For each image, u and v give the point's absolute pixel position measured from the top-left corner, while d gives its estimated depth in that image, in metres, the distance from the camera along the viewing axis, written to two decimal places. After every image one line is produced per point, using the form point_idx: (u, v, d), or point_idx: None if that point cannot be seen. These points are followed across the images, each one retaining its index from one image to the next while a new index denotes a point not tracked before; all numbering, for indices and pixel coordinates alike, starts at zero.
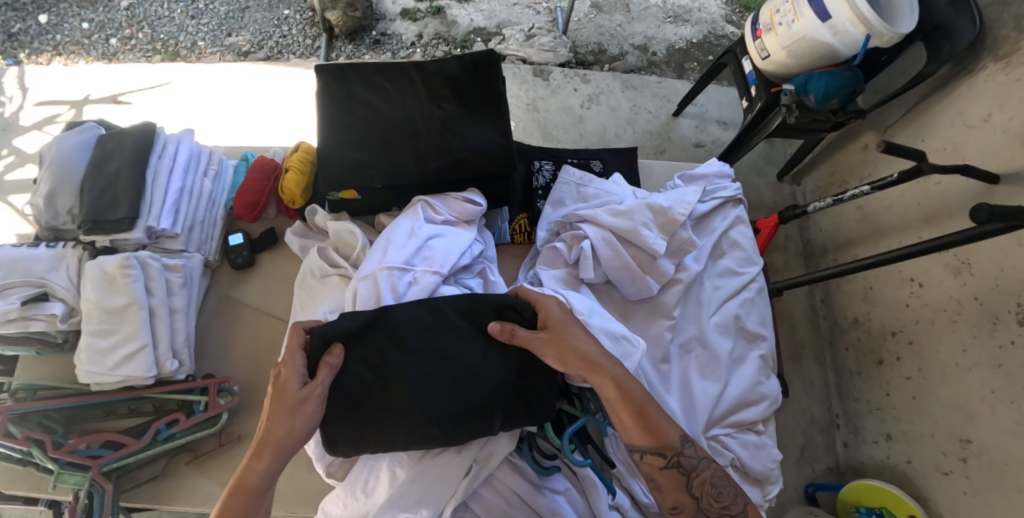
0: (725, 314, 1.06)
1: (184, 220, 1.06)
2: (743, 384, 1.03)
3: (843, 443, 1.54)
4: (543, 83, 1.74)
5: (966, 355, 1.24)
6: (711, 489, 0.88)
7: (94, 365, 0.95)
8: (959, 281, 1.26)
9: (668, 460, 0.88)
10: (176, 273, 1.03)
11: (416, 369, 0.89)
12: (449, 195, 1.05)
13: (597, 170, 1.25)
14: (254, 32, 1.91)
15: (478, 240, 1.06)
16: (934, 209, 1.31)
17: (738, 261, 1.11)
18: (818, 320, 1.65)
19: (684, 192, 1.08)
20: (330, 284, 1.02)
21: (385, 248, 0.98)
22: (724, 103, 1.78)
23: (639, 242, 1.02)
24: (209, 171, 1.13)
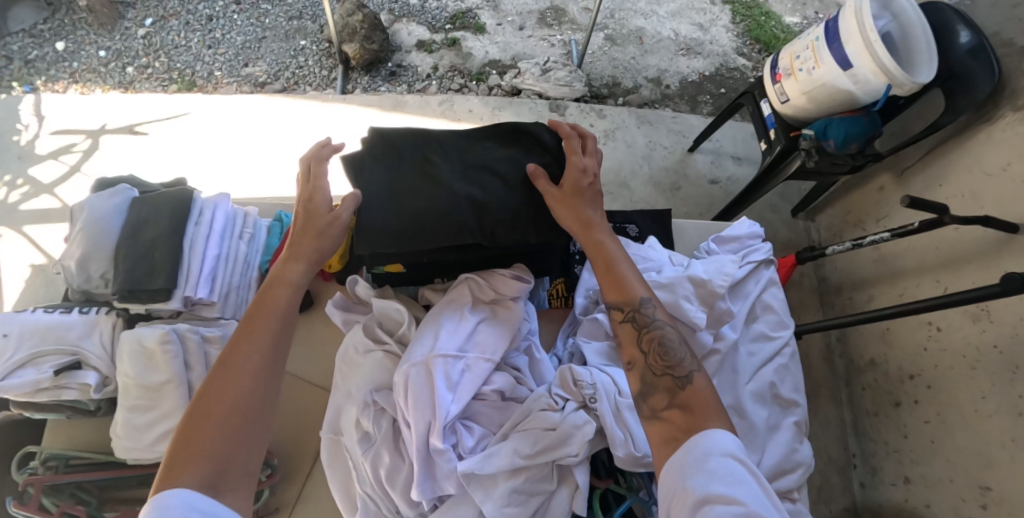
0: (762, 381, 0.96)
1: (221, 287, 1.04)
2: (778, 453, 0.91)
3: (860, 483, 1.52)
4: (559, 118, 1.77)
5: (986, 402, 1.21)
6: (659, 348, 0.84)
7: (132, 441, 0.93)
8: (978, 327, 1.25)
9: (624, 313, 0.86)
10: (216, 345, 1.00)
11: (449, 168, 0.95)
12: (498, 272, 0.95)
13: (632, 234, 1.16)
14: (271, 63, 1.93)
15: (526, 315, 0.96)
16: (952, 253, 1.29)
17: (772, 325, 1.02)
18: (833, 360, 1.67)
19: (722, 261, 1.01)
20: (373, 362, 0.92)
21: (437, 332, 0.89)
22: (739, 137, 1.79)
23: (680, 315, 0.95)
24: (244, 233, 1.11)
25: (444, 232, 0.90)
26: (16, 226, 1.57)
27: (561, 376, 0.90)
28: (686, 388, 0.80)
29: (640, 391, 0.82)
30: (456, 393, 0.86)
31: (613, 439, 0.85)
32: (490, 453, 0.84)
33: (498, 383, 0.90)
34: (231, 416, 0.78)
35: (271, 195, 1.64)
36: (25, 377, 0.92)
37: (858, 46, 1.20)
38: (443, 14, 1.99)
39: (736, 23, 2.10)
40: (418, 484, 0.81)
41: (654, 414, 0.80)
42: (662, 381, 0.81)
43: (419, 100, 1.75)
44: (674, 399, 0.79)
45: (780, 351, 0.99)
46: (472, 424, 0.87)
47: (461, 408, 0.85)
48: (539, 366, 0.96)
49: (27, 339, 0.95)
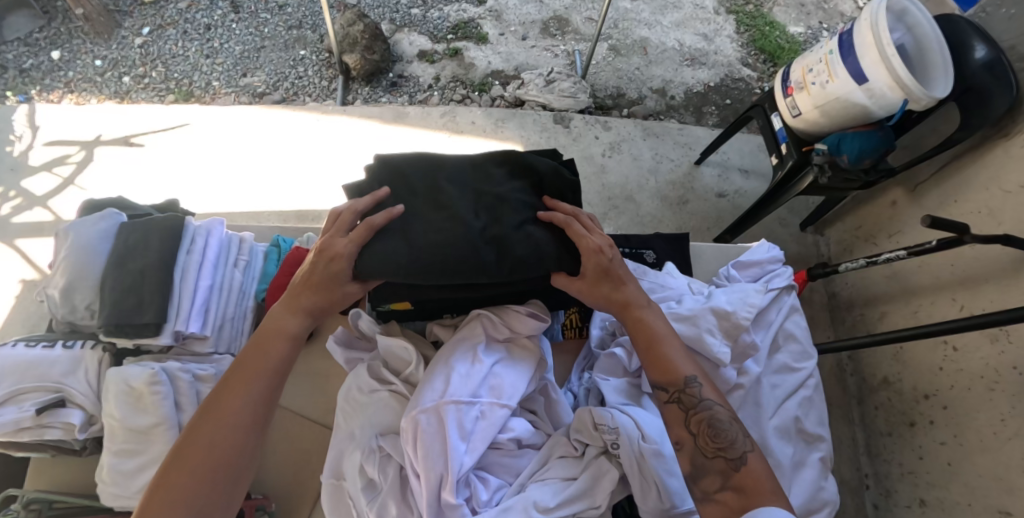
0: (785, 416, 0.93)
1: (214, 320, 1.00)
2: (804, 492, 0.88)
3: (873, 505, 1.47)
4: (564, 130, 1.73)
5: (1006, 425, 1.17)
6: (709, 429, 0.80)
7: (118, 488, 0.89)
8: (996, 348, 1.21)
9: (669, 394, 0.83)
10: (208, 384, 0.96)
11: (459, 196, 0.91)
12: (512, 309, 0.91)
13: (648, 261, 1.13)
14: (270, 73, 1.89)
15: (543, 354, 0.92)
16: (969, 272, 1.25)
17: (794, 356, 0.98)
18: (845, 378, 1.63)
19: (745, 290, 0.98)
20: (380, 404, 0.89)
21: (448, 377, 0.84)
22: (747, 150, 1.76)
23: (703, 351, 0.91)
24: (239, 261, 1.07)
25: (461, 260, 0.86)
26: (9, 240, 1.52)
27: (580, 419, 0.85)
28: (741, 468, 0.77)
29: (690, 473, 0.79)
30: (470, 443, 0.81)
31: (637, 489, 0.81)
32: (506, 507, 0.78)
33: (513, 430, 0.85)
34: (211, 469, 0.77)
35: (269, 208, 1.60)
36: (6, 416, 0.87)
37: (874, 60, 1.17)
38: (445, 24, 1.97)
39: (741, 34, 2.08)
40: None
41: (707, 496, 0.78)
42: (715, 464, 0.78)
43: (421, 112, 1.72)
44: (728, 480, 0.77)
45: (803, 383, 0.96)
46: (486, 474, 0.83)
47: (475, 459, 0.80)
48: (556, 405, 0.91)
49: (7, 377, 0.90)
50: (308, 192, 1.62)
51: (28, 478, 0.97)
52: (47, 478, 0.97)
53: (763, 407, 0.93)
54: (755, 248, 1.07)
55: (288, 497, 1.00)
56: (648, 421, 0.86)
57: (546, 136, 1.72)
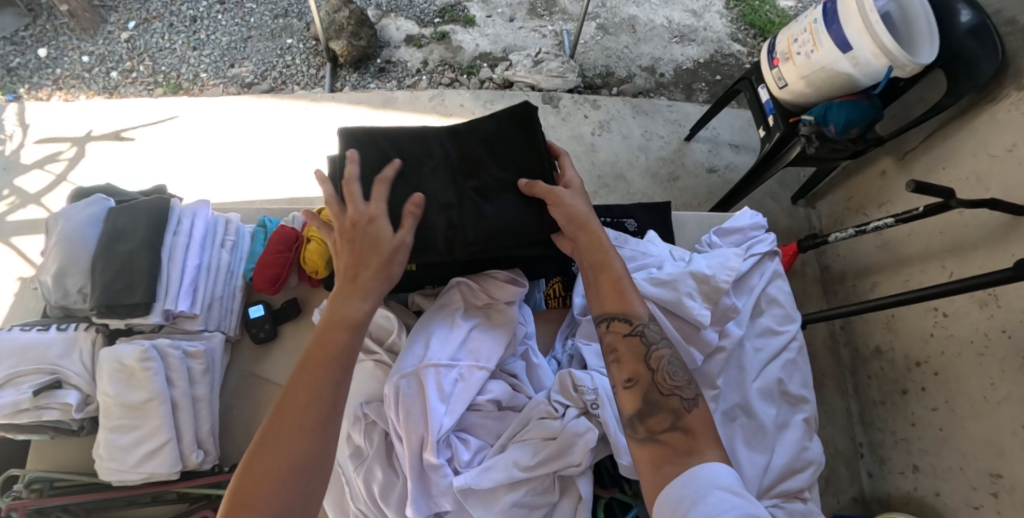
0: (769, 378, 0.93)
1: (204, 299, 1.01)
2: (789, 453, 0.88)
3: (868, 473, 1.47)
4: (553, 110, 1.72)
5: (996, 388, 1.18)
6: (667, 367, 0.80)
7: (115, 462, 0.91)
8: (985, 313, 1.22)
9: (633, 327, 0.82)
10: (198, 360, 0.97)
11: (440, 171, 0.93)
12: (491, 277, 0.93)
13: (630, 229, 1.13)
14: (257, 63, 1.88)
15: (521, 320, 0.94)
16: (958, 239, 1.26)
17: (777, 319, 0.99)
18: (839, 349, 1.63)
19: (725, 255, 0.98)
20: (363, 372, 0.90)
21: (429, 342, 0.87)
22: (737, 126, 1.77)
23: (683, 314, 0.92)
24: (226, 242, 1.08)
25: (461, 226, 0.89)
26: (3, 238, 1.52)
27: (560, 382, 0.86)
28: (692, 411, 0.76)
29: (639, 411, 0.77)
30: (450, 405, 0.83)
31: (617, 445, 0.81)
32: (487, 466, 0.80)
33: (491, 391, 0.87)
34: (295, 464, 0.71)
35: (259, 198, 1.60)
36: (4, 399, 0.88)
37: (858, 29, 1.17)
38: (432, 8, 1.95)
39: (730, 9, 2.06)
40: (412, 501, 0.79)
41: (652, 437, 0.75)
42: (670, 402, 0.77)
43: (409, 97, 1.72)
44: (678, 421, 0.75)
45: (788, 346, 0.97)
46: (466, 434, 0.84)
47: (454, 420, 0.82)
48: (536, 370, 0.93)
49: (5, 360, 0.92)
50: (303, 182, 1.63)
51: (30, 460, 0.98)
52: (49, 461, 0.98)
53: (747, 370, 0.94)
54: (736, 216, 1.07)
55: None
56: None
57: None
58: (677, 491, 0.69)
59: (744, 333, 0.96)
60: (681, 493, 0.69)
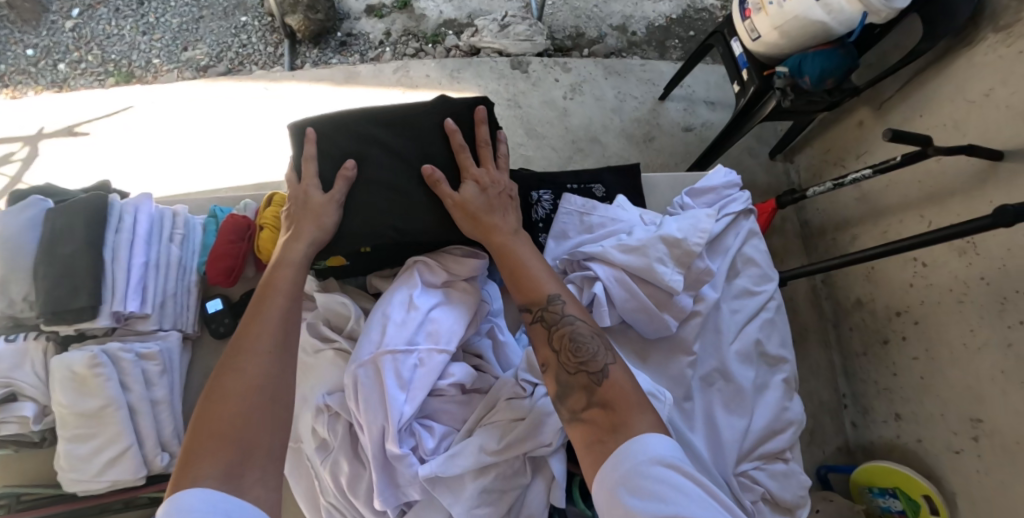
0: (746, 339, 0.92)
1: (155, 298, 0.97)
2: (769, 414, 0.88)
3: (852, 423, 1.49)
4: (522, 75, 1.67)
5: (975, 335, 1.19)
6: (571, 344, 0.80)
7: (77, 472, 0.89)
8: (964, 261, 1.21)
9: (532, 314, 0.83)
10: (153, 362, 0.93)
11: (394, 161, 0.92)
12: (449, 252, 0.93)
13: (598, 195, 1.08)
14: (211, 44, 1.77)
15: (485, 297, 0.93)
16: (936, 188, 1.25)
17: (753, 279, 0.98)
18: (821, 302, 1.62)
19: (696, 216, 0.94)
20: (324, 361, 0.88)
21: (384, 327, 0.84)
22: (711, 82, 1.73)
23: (655, 280, 0.89)
24: (174, 236, 1.02)
25: (414, 211, 0.91)
26: None
27: (528, 360, 0.85)
28: (604, 383, 0.76)
29: (556, 393, 0.78)
30: (410, 392, 0.80)
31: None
32: (454, 453, 0.78)
33: (455, 374, 0.84)
34: (247, 394, 0.75)
35: (224, 186, 1.54)
36: None
37: None
38: None
39: None
40: (379, 494, 0.78)
41: (574, 417, 0.76)
42: (577, 379, 0.77)
43: (373, 70, 1.66)
44: (594, 397, 0.76)
45: (764, 306, 0.96)
46: (429, 420, 0.83)
47: (415, 408, 0.80)
48: (505, 347, 0.91)
49: None
50: (270, 165, 1.57)
51: None
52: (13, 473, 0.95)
53: (724, 332, 0.93)
54: (710, 174, 1.03)
55: None
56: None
57: (504, 83, 1.66)
58: (616, 470, 0.68)
59: (719, 296, 0.94)
60: (619, 474, 0.67)
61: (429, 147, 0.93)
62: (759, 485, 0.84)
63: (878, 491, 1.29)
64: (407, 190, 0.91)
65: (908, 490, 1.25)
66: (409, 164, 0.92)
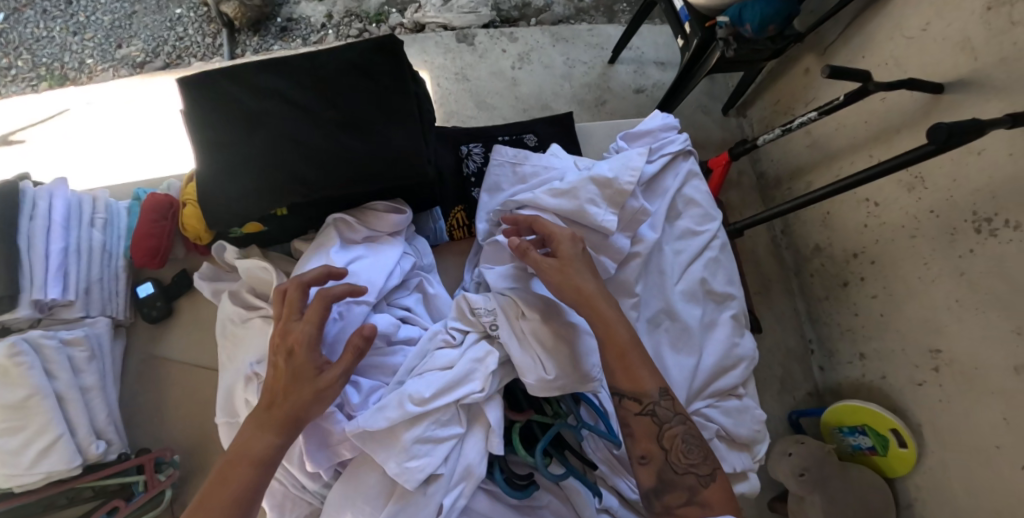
0: (690, 280, 0.94)
1: (78, 284, 1.00)
2: (718, 351, 0.92)
3: (819, 367, 1.51)
4: (469, 48, 1.64)
5: (929, 268, 1.21)
6: (680, 444, 0.81)
7: (8, 467, 0.88)
8: (914, 196, 1.23)
9: (642, 407, 0.81)
10: (79, 348, 0.95)
11: (295, 109, 0.94)
12: (371, 208, 0.98)
13: (530, 144, 1.17)
14: (147, 40, 1.72)
15: (408, 252, 1.00)
16: (883, 126, 1.26)
17: (695, 220, 0.99)
18: (781, 252, 1.62)
19: (629, 156, 0.95)
20: (252, 329, 0.94)
21: (304, 285, 0.91)
22: (660, 43, 1.72)
23: (587, 221, 0.91)
24: (96, 221, 1.06)
25: (325, 163, 0.93)
26: None
27: (457, 307, 0.91)
28: (710, 485, 0.79)
29: (655, 487, 0.80)
30: (330, 347, 0.88)
31: (520, 366, 0.85)
32: (381, 405, 0.81)
33: (374, 329, 0.90)
34: None
35: None
36: None
37: None
38: None
39: None
40: (310, 455, 0.84)
41: (670, 510, 0.79)
42: (685, 479, 0.79)
43: None
44: (696, 496, 0.79)
45: (708, 246, 0.97)
46: (357, 377, 0.89)
47: (335, 362, 0.87)
48: (433, 299, 1.01)
49: None
50: None
51: None
52: None
53: (668, 274, 0.95)
54: (647, 117, 1.03)
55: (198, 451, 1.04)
56: (527, 297, 0.89)
57: (450, 57, 1.63)
58: None
59: (659, 236, 0.96)
60: None
61: (332, 94, 0.95)
62: (714, 422, 0.89)
63: (846, 429, 1.35)
64: (317, 144, 0.93)
65: (877, 425, 1.29)
66: (318, 117, 0.94)
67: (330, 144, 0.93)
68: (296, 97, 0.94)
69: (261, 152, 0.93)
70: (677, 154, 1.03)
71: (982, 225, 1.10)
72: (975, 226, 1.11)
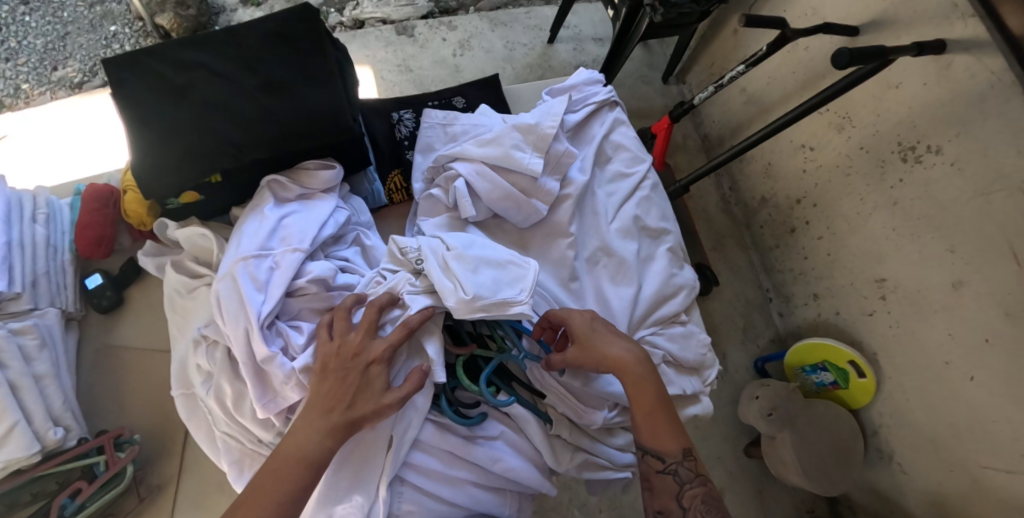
0: (624, 218, 0.99)
1: (24, 276, 1.01)
2: (657, 281, 0.96)
3: (779, 313, 1.57)
4: (409, 40, 1.67)
5: (865, 202, 1.26)
6: (700, 503, 0.86)
7: None
8: (843, 136, 1.29)
9: (665, 465, 0.86)
10: (28, 336, 0.97)
11: (218, 78, 0.98)
12: (303, 167, 1.01)
13: (461, 106, 1.21)
14: (83, 59, 1.71)
15: (343, 206, 1.02)
16: (808, 74, 1.32)
17: (626, 163, 1.05)
18: (731, 208, 1.67)
19: (551, 105, 1.03)
20: (200, 296, 0.97)
21: (239, 241, 0.92)
22: (595, 19, 1.77)
23: (515, 166, 0.96)
24: (37, 216, 1.09)
25: (257, 126, 0.97)
26: None
27: (389, 253, 0.95)
28: None
29: None
30: (267, 292, 0.88)
31: (442, 291, 0.86)
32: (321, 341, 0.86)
33: (312, 273, 0.92)
34: None
35: None
36: None
37: None
38: None
39: None
40: (257, 401, 0.85)
41: None
42: None
43: None
44: None
45: (639, 186, 1.03)
46: (298, 321, 0.91)
47: (274, 305, 0.87)
48: (370, 250, 1.03)
49: None
50: None
51: None
52: None
53: (602, 215, 1.00)
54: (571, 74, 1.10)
55: (162, 435, 1.08)
56: (455, 237, 0.93)
57: (392, 50, 1.65)
58: None
59: (589, 178, 1.02)
60: None
61: (254, 62, 0.99)
62: (660, 348, 0.93)
63: (809, 368, 1.41)
64: (246, 109, 0.97)
65: (835, 359, 1.35)
66: (241, 83, 0.98)
67: (258, 109, 0.98)
68: (218, 66, 0.98)
69: (189, 121, 0.96)
70: (602, 105, 1.10)
71: (907, 154, 1.16)
72: (901, 156, 1.17)
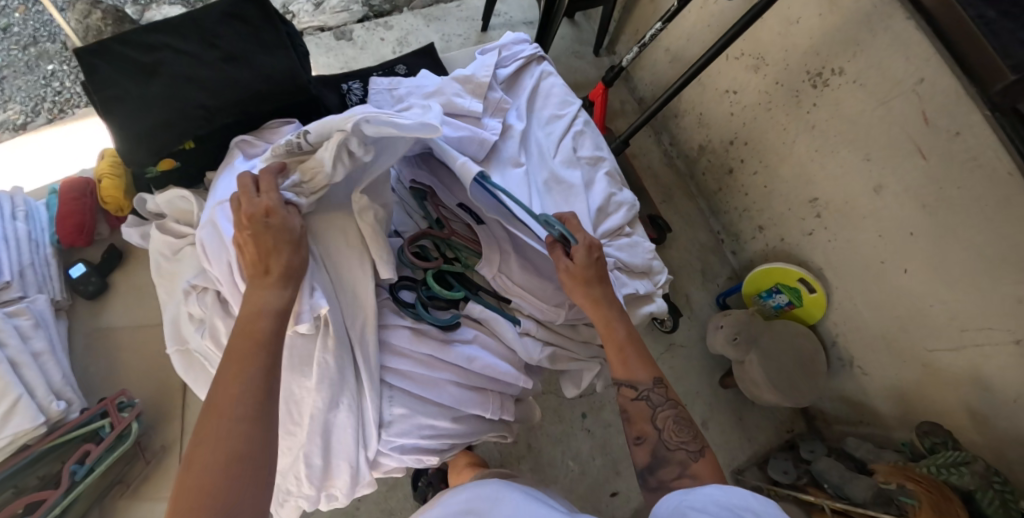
0: (564, 150, 1.10)
1: (14, 268, 1.17)
2: (600, 200, 1.07)
3: (732, 251, 1.68)
4: (348, 44, 1.74)
5: (788, 132, 1.38)
6: (672, 424, 0.92)
7: None
8: (760, 75, 1.40)
9: (638, 392, 0.93)
10: (23, 318, 1.13)
11: (180, 55, 1.04)
12: (268, 127, 1.09)
13: (402, 72, 1.30)
14: (23, 100, 1.64)
15: None
16: (721, 24, 1.43)
17: (558, 105, 1.15)
18: (674, 162, 1.78)
19: (483, 60, 1.13)
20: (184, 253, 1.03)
21: (215, 191, 0.99)
22: (524, 5, 1.87)
23: (458, 110, 1.06)
24: (21, 216, 1.24)
25: (223, 91, 1.05)
26: None
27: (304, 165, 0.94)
28: (699, 460, 0.89)
29: (649, 464, 0.91)
30: None
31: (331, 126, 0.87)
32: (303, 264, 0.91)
33: None
34: (233, 462, 0.72)
35: None
36: None
37: None
38: None
39: None
40: None
41: (662, 485, 0.89)
42: (676, 455, 0.89)
43: None
44: (686, 470, 0.88)
45: (572, 123, 1.13)
46: None
47: None
48: None
49: None
50: None
51: None
52: None
53: (544, 150, 1.10)
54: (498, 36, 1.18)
55: (159, 403, 1.27)
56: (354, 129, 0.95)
57: (334, 56, 1.72)
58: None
59: (527, 124, 1.12)
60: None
61: (213, 38, 1.06)
62: (613, 257, 1.03)
63: (765, 293, 1.53)
64: (212, 78, 1.04)
65: (787, 280, 1.46)
66: (203, 57, 1.05)
67: (221, 77, 1.05)
68: (180, 44, 1.05)
69: (158, 95, 1.02)
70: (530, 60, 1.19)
71: (816, 79, 1.28)
72: (812, 83, 1.29)
